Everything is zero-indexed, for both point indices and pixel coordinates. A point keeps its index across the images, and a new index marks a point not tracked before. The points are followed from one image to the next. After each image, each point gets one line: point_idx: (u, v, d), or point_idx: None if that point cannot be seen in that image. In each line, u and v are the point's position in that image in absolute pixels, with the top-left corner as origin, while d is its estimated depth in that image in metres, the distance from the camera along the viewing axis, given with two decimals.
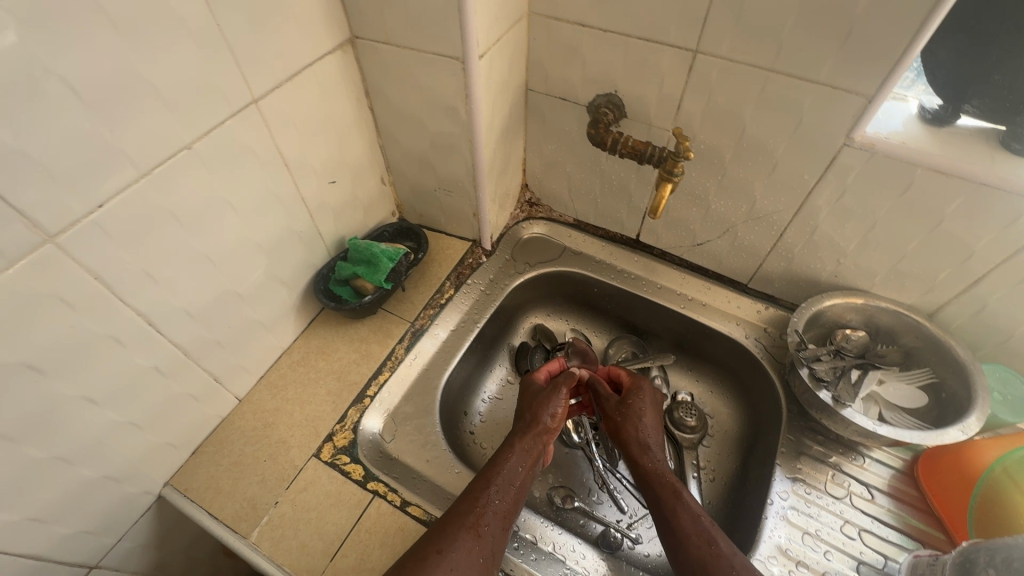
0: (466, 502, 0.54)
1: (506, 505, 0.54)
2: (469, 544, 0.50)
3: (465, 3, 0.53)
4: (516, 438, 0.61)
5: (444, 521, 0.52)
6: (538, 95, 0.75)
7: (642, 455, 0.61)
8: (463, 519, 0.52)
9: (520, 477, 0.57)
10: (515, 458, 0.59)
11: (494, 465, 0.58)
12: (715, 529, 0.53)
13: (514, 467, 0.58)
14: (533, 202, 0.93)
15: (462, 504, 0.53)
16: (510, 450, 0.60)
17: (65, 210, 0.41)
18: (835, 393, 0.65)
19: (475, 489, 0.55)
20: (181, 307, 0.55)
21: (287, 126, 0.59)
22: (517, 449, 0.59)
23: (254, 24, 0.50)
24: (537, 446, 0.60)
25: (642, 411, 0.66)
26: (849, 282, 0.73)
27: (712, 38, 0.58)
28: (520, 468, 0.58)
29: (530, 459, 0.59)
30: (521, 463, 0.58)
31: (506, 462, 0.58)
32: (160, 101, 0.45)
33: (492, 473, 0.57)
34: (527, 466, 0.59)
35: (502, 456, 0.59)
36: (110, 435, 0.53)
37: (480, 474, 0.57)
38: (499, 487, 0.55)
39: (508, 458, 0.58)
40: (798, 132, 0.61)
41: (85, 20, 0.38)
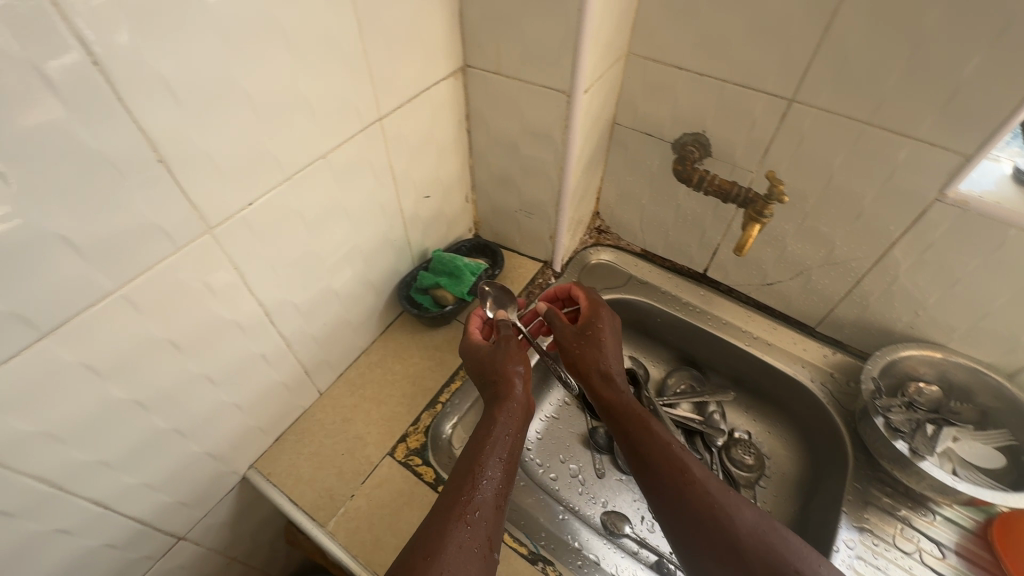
0: (452, 492, 0.49)
1: (496, 486, 0.50)
2: (464, 539, 0.46)
3: (583, 43, 0.57)
4: (489, 408, 0.57)
5: (431, 515, 0.47)
6: (624, 128, 0.79)
7: (605, 387, 0.63)
8: (451, 511, 0.47)
9: (504, 443, 0.54)
10: (494, 429, 0.54)
11: (473, 444, 0.53)
12: (688, 456, 0.55)
13: (496, 437, 0.54)
14: (602, 229, 0.96)
15: (447, 496, 0.49)
16: (487, 424, 0.55)
17: (225, 205, 0.46)
18: (911, 444, 0.65)
19: (459, 477, 0.50)
20: (292, 301, 0.59)
21: (400, 143, 0.64)
22: (497, 421, 0.55)
23: (389, 50, 0.55)
24: (517, 403, 0.57)
25: (601, 339, 0.66)
26: (925, 334, 0.73)
27: (810, 89, 0.61)
28: (504, 438, 0.54)
29: (512, 425, 0.55)
30: (506, 433, 0.54)
31: (485, 435, 0.54)
32: (310, 113, 0.50)
33: (474, 455, 0.52)
34: (512, 433, 0.55)
35: (480, 431, 0.54)
36: (217, 414, 0.56)
37: (461, 460, 0.52)
38: (486, 468, 0.51)
39: (488, 434, 0.54)
40: (888, 184, 0.62)
41: (271, 42, 0.43)
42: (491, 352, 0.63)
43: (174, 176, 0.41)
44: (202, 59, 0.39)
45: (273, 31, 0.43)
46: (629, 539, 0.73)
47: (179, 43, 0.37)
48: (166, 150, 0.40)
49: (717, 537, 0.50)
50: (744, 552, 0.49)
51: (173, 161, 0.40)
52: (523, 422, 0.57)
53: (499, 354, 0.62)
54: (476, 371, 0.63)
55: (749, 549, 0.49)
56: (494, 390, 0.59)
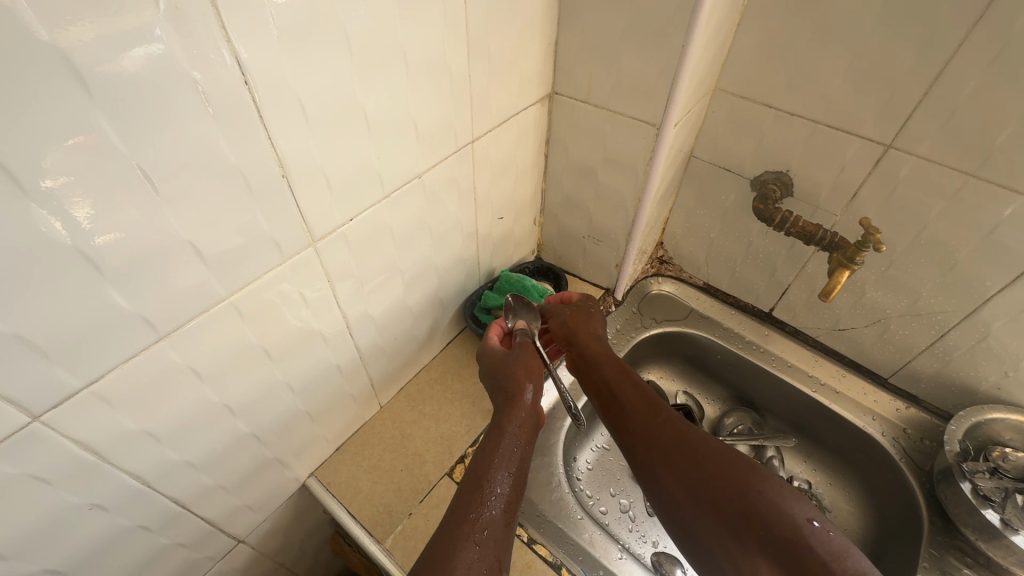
0: (460, 507, 0.46)
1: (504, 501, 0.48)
2: (475, 558, 0.42)
3: (681, 78, 0.57)
4: (495, 421, 0.55)
5: (443, 532, 0.45)
6: (702, 162, 0.78)
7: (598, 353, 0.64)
8: (460, 528, 0.45)
9: (512, 453, 0.52)
10: (500, 441, 0.52)
11: (481, 460, 0.51)
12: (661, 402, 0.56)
13: (502, 448, 0.52)
14: (664, 260, 0.95)
15: (456, 511, 0.46)
16: (492, 438, 0.53)
17: (330, 219, 0.47)
18: (1003, 515, 0.61)
19: (466, 495, 0.48)
20: (371, 314, 0.59)
21: (485, 164, 0.65)
22: (505, 435, 0.53)
23: (489, 75, 0.56)
24: (525, 417, 0.55)
25: (591, 322, 0.67)
26: (1014, 397, 0.69)
27: (912, 137, 0.59)
28: (510, 449, 0.52)
29: (519, 435, 0.53)
30: (512, 443, 0.52)
31: (491, 448, 0.52)
32: (414, 134, 0.51)
33: (482, 471, 0.50)
34: (519, 444, 0.53)
35: (487, 445, 0.52)
36: (291, 421, 0.57)
37: (468, 479, 0.50)
38: (494, 483, 0.49)
39: (496, 448, 0.52)
40: (991, 238, 0.59)
41: (392, 66, 0.45)
42: (498, 364, 0.62)
43: (292, 192, 0.42)
44: (333, 81, 0.40)
45: (396, 57, 0.44)
46: None
47: (317, 66, 0.39)
48: (290, 166, 0.41)
49: (723, 492, 0.48)
50: (748, 498, 0.47)
51: (294, 176, 0.42)
52: (531, 433, 0.55)
53: (505, 361, 0.61)
54: (491, 375, 0.61)
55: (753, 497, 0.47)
56: (504, 397, 0.57)
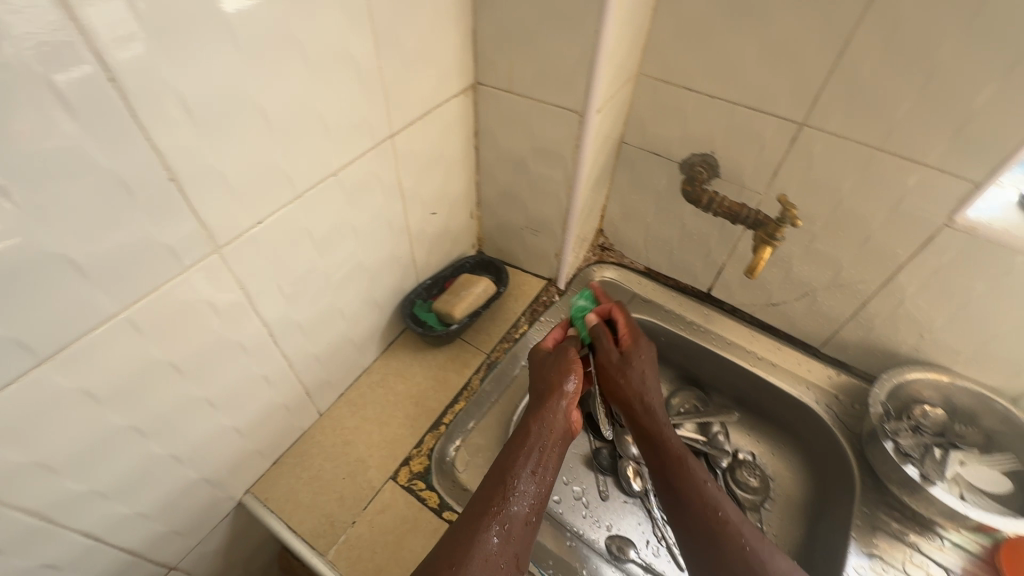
0: (484, 501, 0.53)
1: (529, 502, 0.54)
2: (492, 549, 0.50)
3: (598, 64, 0.57)
4: (526, 425, 0.60)
5: (463, 523, 0.51)
6: (632, 147, 0.79)
7: (644, 415, 0.67)
8: (480, 518, 0.51)
9: (540, 458, 0.58)
10: (529, 448, 0.58)
11: (509, 460, 0.57)
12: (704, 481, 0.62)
13: (530, 456, 0.58)
14: (605, 247, 0.96)
15: (480, 505, 0.53)
16: (522, 444, 0.59)
17: (235, 224, 0.44)
18: (921, 470, 0.65)
19: (492, 488, 0.55)
20: (297, 321, 0.57)
21: (409, 159, 0.63)
22: (532, 440, 0.59)
23: (404, 67, 0.55)
24: (556, 426, 0.61)
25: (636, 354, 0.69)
26: (931, 357, 0.73)
27: (821, 115, 0.61)
28: (534, 457, 0.58)
29: (546, 447, 0.59)
30: (541, 451, 0.59)
31: (522, 454, 0.58)
32: (324, 130, 0.49)
33: (511, 470, 0.56)
34: (541, 453, 0.59)
35: (514, 448, 0.59)
36: (216, 438, 0.54)
37: (494, 472, 0.56)
38: (519, 483, 0.55)
39: (521, 453, 0.58)
40: (898, 209, 0.62)
41: (289, 59, 0.42)
42: (540, 367, 0.67)
43: (185, 196, 0.40)
44: (218, 76, 0.38)
45: (292, 49, 0.42)
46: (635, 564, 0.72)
47: (197, 59, 0.36)
48: (179, 168, 0.38)
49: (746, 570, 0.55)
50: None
51: (185, 179, 0.39)
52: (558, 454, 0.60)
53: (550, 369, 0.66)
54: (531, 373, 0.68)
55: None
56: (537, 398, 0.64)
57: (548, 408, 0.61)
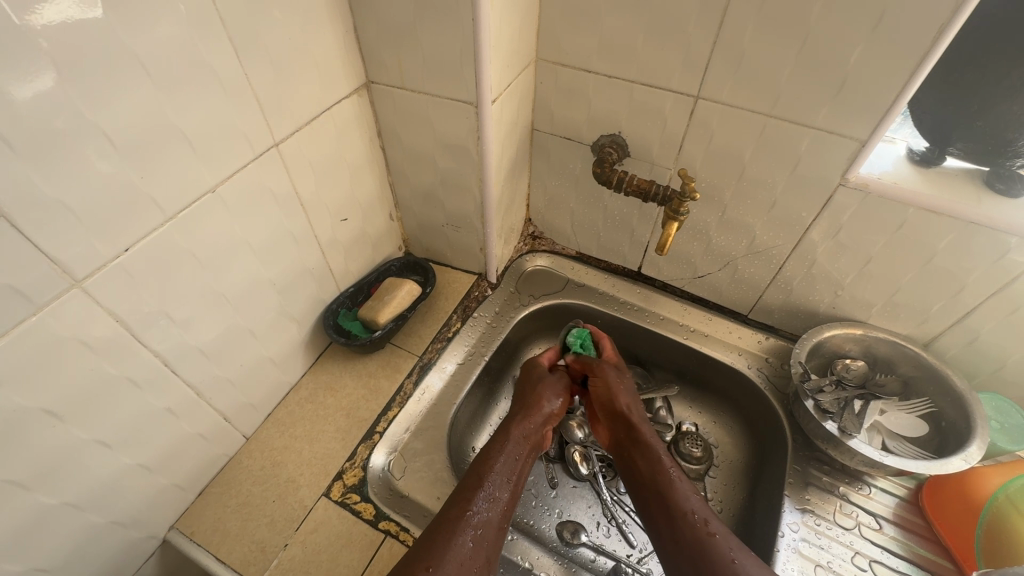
0: (458, 505, 0.53)
1: (499, 506, 0.54)
2: (464, 553, 0.48)
3: (482, 52, 0.56)
4: (501, 437, 0.62)
5: (440, 524, 0.50)
6: (544, 134, 0.78)
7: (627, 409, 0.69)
8: (457, 522, 0.51)
9: (513, 466, 0.59)
10: (504, 456, 0.60)
11: (484, 468, 0.57)
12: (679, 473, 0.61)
13: (503, 464, 0.58)
14: (536, 235, 0.96)
15: (455, 508, 0.52)
16: (497, 453, 0.60)
17: (94, 255, 0.42)
18: (840, 424, 0.67)
19: (467, 492, 0.54)
20: (197, 346, 0.55)
21: (305, 167, 0.61)
22: (508, 450, 0.60)
23: (278, 73, 0.53)
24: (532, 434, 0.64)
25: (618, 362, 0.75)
26: (847, 313, 0.75)
27: (712, 87, 0.62)
28: (508, 465, 0.59)
29: (520, 458, 0.60)
30: (515, 459, 0.60)
31: (495, 459, 0.59)
32: (189, 147, 0.47)
33: (486, 475, 0.56)
34: (516, 463, 0.60)
35: (489, 455, 0.59)
36: (120, 479, 0.52)
37: (469, 476, 0.57)
38: (491, 489, 0.55)
39: (495, 459, 0.59)
40: (795, 173, 0.64)
41: (128, 76, 0.40)
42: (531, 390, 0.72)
43: (23, 232, 0.37)
44: (36, 101, 0.36)
45: (129, 66, 0.40)
46: (586, 548, 0.73)
47: (5, 85, 0.34)
48: (6, 203, 0.36)
49: (706, 540, 0.53)
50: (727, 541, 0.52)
51: (18, 215, 0.37)
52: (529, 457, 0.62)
53: (528, 391, 0.71)
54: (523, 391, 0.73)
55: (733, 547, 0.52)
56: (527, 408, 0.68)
57: (526, 422, 0.65)
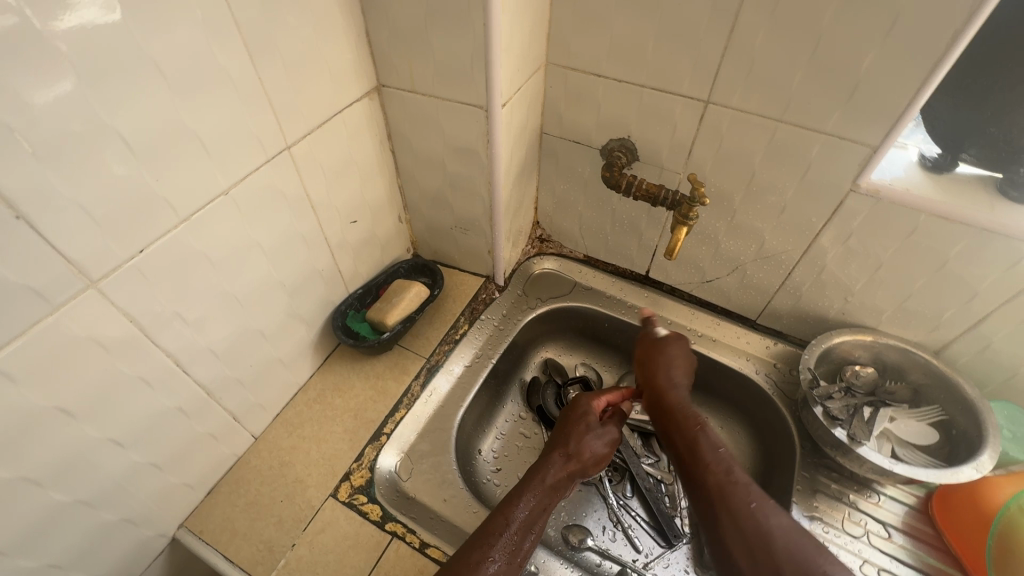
0: (478, 550, 0.53)
1: (517, 557, 0.54)
2: None
3: (493, 56, 0.56)
4: (533, 479, 0.61)
5: (456, 569, 0.50)
6: (553, 137, 0.79)
7: (666, 388, 0.66)
8: (474, 568, 0.51)
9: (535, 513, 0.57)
10: (532, 501, 0.58)
11: (508, 510, 0.57)
12: (730, 460, 0.56)
13: (527, 511, 0.57)
14: (544, 238, 0.96)
15: (475, 552, 0.52)
16: (523, 496, 0.58)
17: (109, 257, 0.43)
18: (849, 431, 0.67)
19: (487, 535, 0.54)
20: (208, 347, 0.55)
21: (317, 170, 0.62)
22: (535, 493, 0.59)
23: (291, 78, 0.53)
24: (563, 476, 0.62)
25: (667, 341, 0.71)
26: (857, 319, 0.74)
27: (723, 92, 0.62)
28: (532, 513, 0.57)
29: (545, 506, 0.59)
30: (539, 505, 0.58)
31: (520, 499, 0.58)
32: (205, 151, 0.47)
33: (507, 521, 0.55)
34: (542, 512, 0.58)
35: (515, 497, 0.58)
36: (131, 477, 0.52)
37: (493, 518, 0.56)
38: (512, 537, 0.54)
39: (521, 503, 0.57)
40: (806, 178, 0.64)
41: (143, 79, 0.41)
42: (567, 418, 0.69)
43: (39, 232, 0.38)
44: (55, 105, 0.36)
45: (146, 70, 0.41)
46: (592, 552, 0.73)
47: (25, 89, 0.35)
48: (25, 204, 0.37)
49: (752, 541, 0.49)
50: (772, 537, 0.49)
51: (36, 216, 0.37)
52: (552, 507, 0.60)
53: (569, 429, 0.67)
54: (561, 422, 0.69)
55: (779, 546, 0.49)
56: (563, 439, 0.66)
57: (555, 462, 0.63)
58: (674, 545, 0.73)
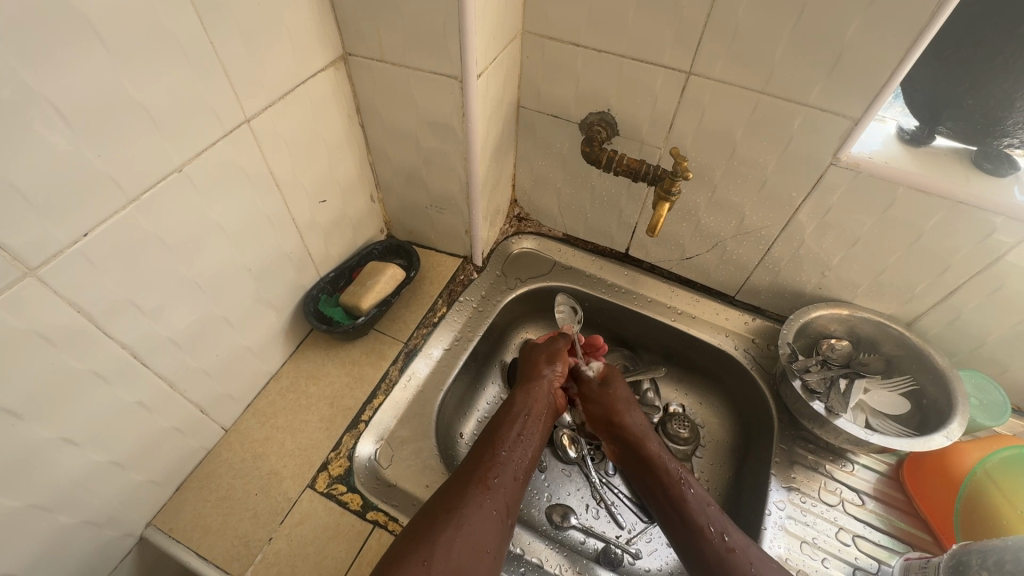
0: (475, 458, 0.59)
1: (517, 461, 0.60)
2: (485, 498, 0.54)
3: (467, 23, 0.53)
4: (517, 398, 0.67)
5: (461, 476, 0.56)
6: (530, 111, 0.76)
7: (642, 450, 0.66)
8: (474, 472, 0.57)
9: (525, 426, 0.63)
10: (518, 416, 0.64)
11: (500, 425, 0.63)
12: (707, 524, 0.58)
13: (518, 426, 0.63)
14: (522, 217, 0.93)
15: (472, 461, 0.58)
16: (512, 414, 0.64)
17: (49, 242, 0.39)
18: (827, 404, 0.68)
19: (486, 445, 0.60)
20: (168, 337, 0.52)
21: (280, 146, 0.58)
22: (518, 410, 0.65)
23: (247, 44, 0.49)
24: (544, 398, 0.68)
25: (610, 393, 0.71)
26: (834, 294, 0.75)
27: (705, 62, 0.60)
28: (520, 425, 0.63)
29: (534, 418, 0.65)
30: (528, 419, 0.64)
31: (511, 416, 0.64)
32: (151, 122, 0.43)
33: (501, 430, 0.62)
34: (530, 425, 0.64)
35: (505, 413, 0.65)
36: (90, 477, 0.49)
37: (485, 433, 0.63)
38: (507, 446, 0.60)
39: (510, 419, 0.64)
40: (787, 152, 0.63)
41: (79, 43, 0.37)
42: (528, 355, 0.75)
43: None
44: None
45: (80, 32, 0.36)
46: (575, 530, 0.73)
47: None
48: None
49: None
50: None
51: None
52: (542, 426, 0.65)
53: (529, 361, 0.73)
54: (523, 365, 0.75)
55: None
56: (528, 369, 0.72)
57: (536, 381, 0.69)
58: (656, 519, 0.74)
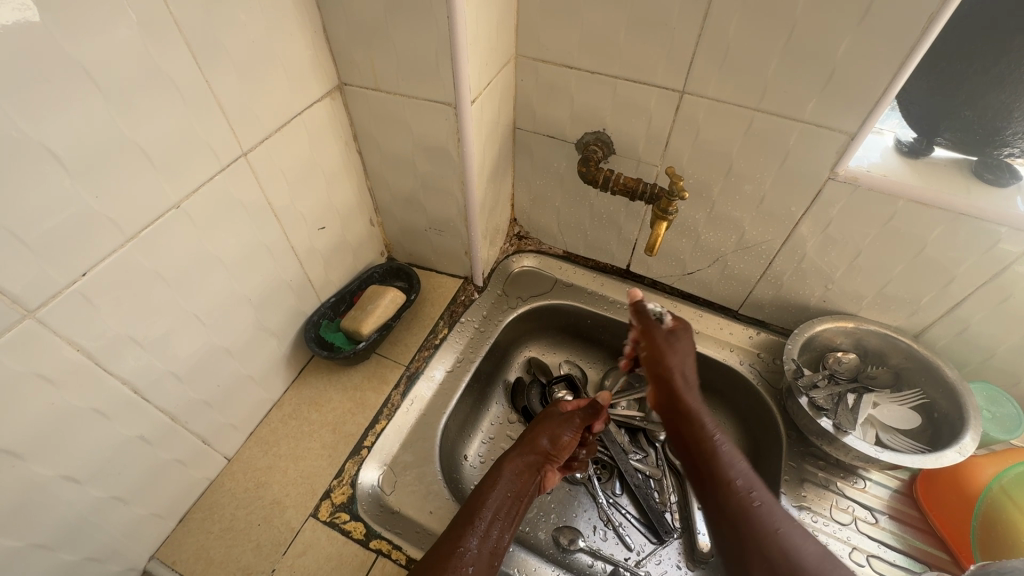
0: (451, 541, 0.53)
1: (490, 544, 0.54)
2: None
3: (458, 51, 0.54)
4: (494, 471, 0.62)
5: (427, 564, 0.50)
6: (526, 133, 0.76)
7: None
8: (446, 560, 0.51)
9: (501, 505, 0.58)
10: (495, 494, 0.59)
11: (476, 504, 0.58)
12: None
13: (494, 502, 0.58)
14: (522, 235, 0.94)
15: (446, 544, 0.53)
16: (490, 490, 0.59)
17: (47, 284, 0.39)
18: (835, 420, 0.67)
19: (457, 528, 0.55)
20: (169, 370, 0.52)
21: (278, 176, 0.58)
22: (500, 484, 0.60)
23: (242, 78, 0.50)
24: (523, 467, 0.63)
25: None
26: (838, 307, 0.74)
27: (698, 81, 0.60)
28: (501, 503, 0.58)
29: (511, 493, 0.60)
30: (506, 497, 0.59)
31: (487, 495, 0.59)
32: (148, 163, 0.44)
33: (477, 511, 0.56)
34: (510, 501, 0.60)
35: (481, 492, 0.59)
36: (93, 513, 0.49)
37: (462, 512, 0.57)
38: (482, 525, 0.55)
39: (488, 495, 0.59)
40: (785, 167, 0.62)
41: (73, 88, 0.37)
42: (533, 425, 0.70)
43: None
44: None
45: (76, 79, 0.37)
46: (583, 553, 0.72)
47: None
48: None
49: None
50: None
51: None
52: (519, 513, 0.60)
53: (537, 428, 0.68)
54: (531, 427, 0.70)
55: None
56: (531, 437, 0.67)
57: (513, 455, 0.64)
58: (666, 541, 0.73)
